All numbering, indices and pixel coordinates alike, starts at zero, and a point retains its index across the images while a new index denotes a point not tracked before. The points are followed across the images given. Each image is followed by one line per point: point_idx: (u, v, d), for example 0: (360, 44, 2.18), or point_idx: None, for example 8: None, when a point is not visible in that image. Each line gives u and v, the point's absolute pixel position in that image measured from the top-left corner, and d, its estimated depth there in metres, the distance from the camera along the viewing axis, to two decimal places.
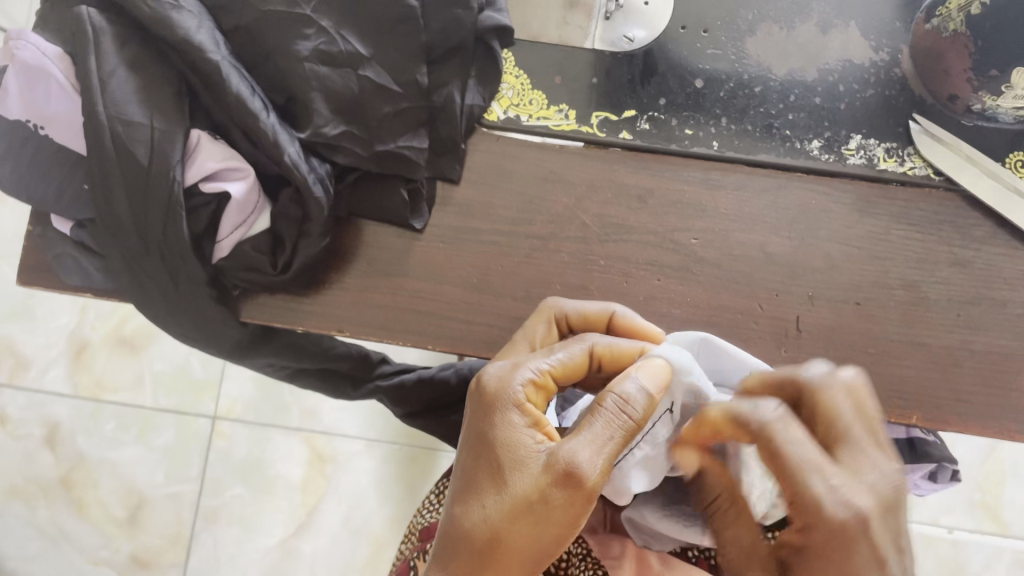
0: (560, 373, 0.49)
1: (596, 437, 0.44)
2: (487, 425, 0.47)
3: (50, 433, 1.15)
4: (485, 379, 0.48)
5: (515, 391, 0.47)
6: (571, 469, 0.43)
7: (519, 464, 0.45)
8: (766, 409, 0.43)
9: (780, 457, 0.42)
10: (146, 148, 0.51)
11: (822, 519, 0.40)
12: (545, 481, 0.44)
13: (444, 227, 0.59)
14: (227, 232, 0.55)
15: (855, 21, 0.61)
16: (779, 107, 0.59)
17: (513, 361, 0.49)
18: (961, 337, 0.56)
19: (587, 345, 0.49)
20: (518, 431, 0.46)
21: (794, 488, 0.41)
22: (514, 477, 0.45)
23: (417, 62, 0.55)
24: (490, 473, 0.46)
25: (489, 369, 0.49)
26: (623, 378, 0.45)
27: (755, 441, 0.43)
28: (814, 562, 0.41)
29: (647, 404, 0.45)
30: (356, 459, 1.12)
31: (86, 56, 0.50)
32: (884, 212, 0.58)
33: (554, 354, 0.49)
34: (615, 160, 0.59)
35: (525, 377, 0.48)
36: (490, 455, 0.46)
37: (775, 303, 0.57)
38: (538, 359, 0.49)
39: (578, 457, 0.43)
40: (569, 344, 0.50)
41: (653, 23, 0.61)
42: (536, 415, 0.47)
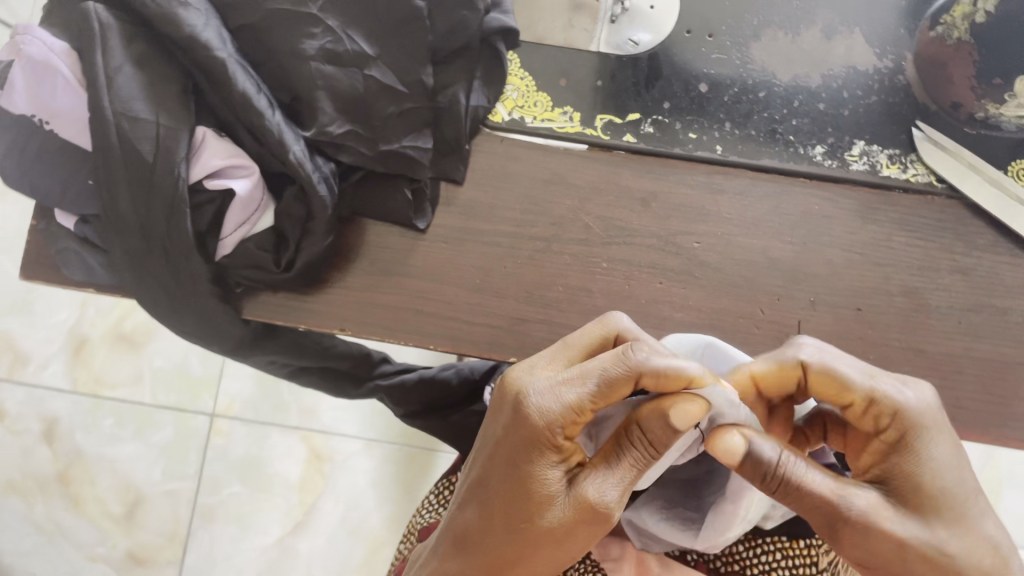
0: (602, 402, 0.45)
1: (623, 478, 0.45)
2: (517, 453, 0.46)
3: (48, 428, 1.15)
4: (523, 408, 0.45)
5: (553, 429, 0.45)
6: (598, 510, 0.44)
7: (547, 499, 0.45)
8: (800, 347, 0.47)
9: (833, 373, 0.46)
10: (151, 145, 0.51)
11: (896, 412, 0.44)
12: (574, 519, 0.45)
13: (447, 227, 0.59)
14: (230, 230, 0.55)
15: (860, 28, 0.61)
16: (783, 112, 0.60)
17: (552, 390, 0.45)
18: (962, 344, 0.56)
19: (631, 371, 0.44)
20: (549, 467, 0.45)
21: (862, 395, 0.45)
22: (542, 512, 0.45)
23: (423, 62, 0.56)
24: (517, 503, 0.46)
25: (529, 397, 0.45)
26: (658, 421, 0.44)
27: (812, 375, 0.46)
28: (903, 449, 0.44)
29: (670, 441, 0.44)
30: (354, 458, 1.12)
31: (92, 53, 0.51)
32: (887, 218, 0.58)
33: (592, 382, 0.45)
34: (619, 163, 0.60)
35: (563, 413, 0.45)
36: (516, 485, 0.46)
37: (777, 308, 0.57)
38: (576, 385, 0.45)
39: (604, 497, 0.44)
40: (611, 368, 0.45)
41: (658, 28, 0.61)
42: (567, 448, 0.46)
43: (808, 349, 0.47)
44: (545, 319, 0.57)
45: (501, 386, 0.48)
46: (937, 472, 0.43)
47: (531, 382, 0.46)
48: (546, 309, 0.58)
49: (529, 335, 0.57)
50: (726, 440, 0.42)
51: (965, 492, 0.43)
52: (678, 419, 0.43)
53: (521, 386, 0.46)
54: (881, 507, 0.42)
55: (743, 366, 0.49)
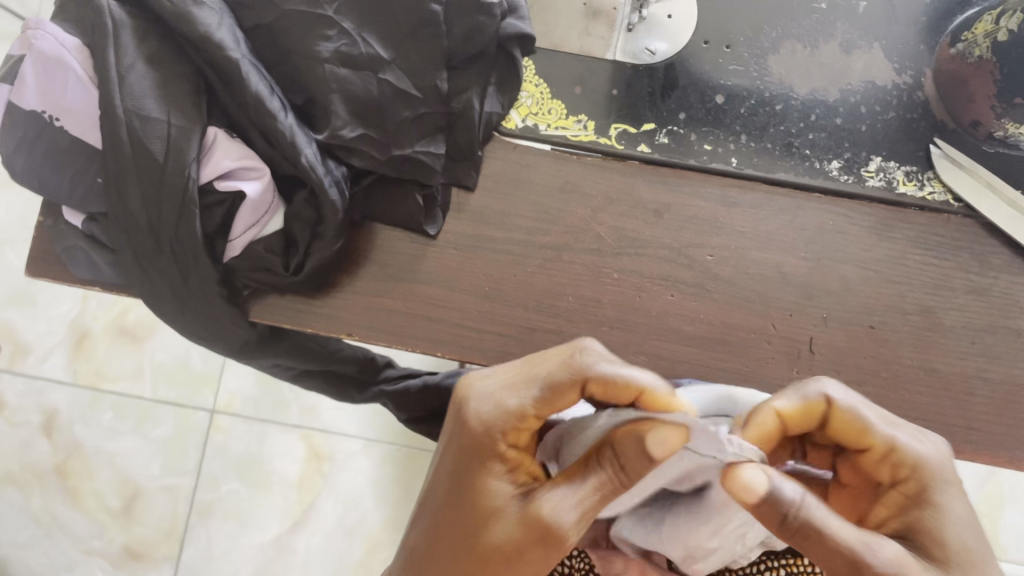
0: (546, 408, 0.45)
1: (579, 492, 0.42)
2: (463, 463, 0.46)
3: (47, 420, 1.14)
4: (467, 418, 0.46)
5: (492, 437, 0.45)
6: (546, 522, 0.42)
7: (494, 510, 0.44)
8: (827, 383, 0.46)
9: (859, 415, 0.44)
10: (162, 144, 0.51)
11: (918, 464, 0.43)
12: (520, 533, 0.43)
13: (458, 234, 0.58)
14: (240, 231, 0.54)
15: (880, 43, 0.60)
16: (800, 126, 0.59)
17: (495, 398, 0.46)
18: (975, 364, 0.56)
19: (578, 375, 0.45)
20: (493, 479, 0.45)
21: (885, 442, 0.44)
22: (489, 523, 0.44)
23: (438, 67, 0.55)
24: (465, 515, 0.45)
25: (472, 405, 0.46)
26: (629, 440, 0.41)
27: (836, 415, 0.45)
28: (926, 498, 0.42)
29: (644, 467, 0.40)
30: (353, 458, 1.12)
31: (104, 49, 0.50)
32: (902, 235, 0.58)
33: (536, 387, 0.45)
34: (633, 173, 0.59)
35: (503, 420, 0.45)
36: (464, 497, 0.45)
37: (788, 324, 0.56)
38: (519, 391, 0.46)
39: (556, 513, 0.42)
40: (556, 374, 0.45)
41: (675, 37, 0.61)
42: (516, 463, 0.45)
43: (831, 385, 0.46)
44: (555, 329, 0.57)
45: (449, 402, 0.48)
46: (958, 524, 0.42)
47: (476, 389, 0.47)
48: (556, 319, 0.57)
49: (539, 344, 0.57)
50: (746, 474, 0.38)
51: (986, 550, 0.41)
52: (655, 445, 0.39)
53: (465, 393, 0.47)
54: (908, 563, 0.39)
55: (765, 403, 0.45)
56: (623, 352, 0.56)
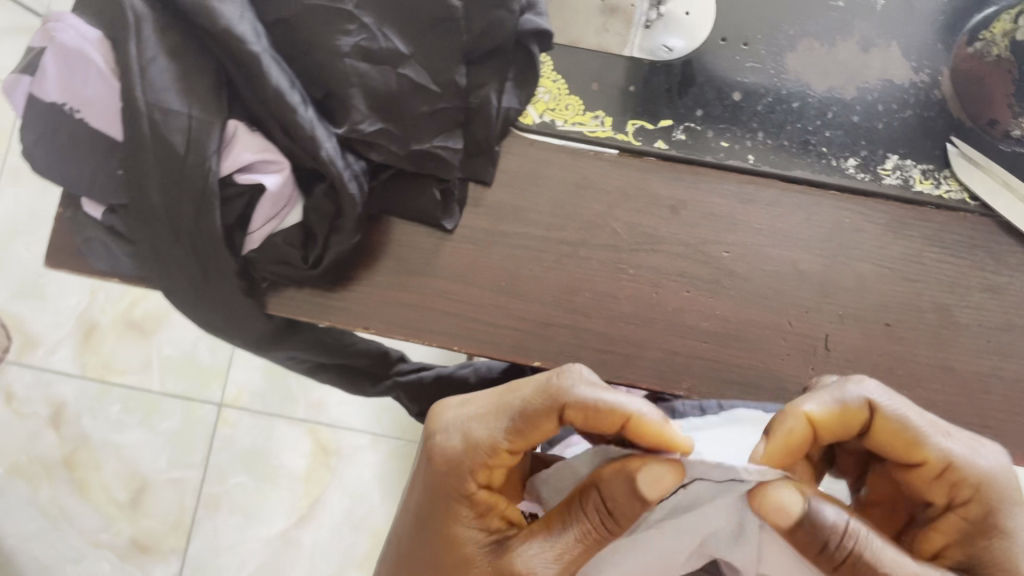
0: (520, 442, 0.46)
1: (556, 545, 0.44)
2: (435, 504, 0.48)
3: (55, 413, 1.14)
4: (440, 459, 0.47)
5: (464, 481, 0.46)
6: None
7: (467, 559, 0.46)
8: (869, 390, 0.46)
9: (910, 427, 0.45)
10: (183, 137, 0.51)
11: (979, 484, 0.45)
12: None
13: (474, 229, 0.59)
14: (259, 225, 0.55)
15: (897, 41, 0.61)
16: (817, 123, 0.59)
17: (467, 435, 0.47)
18: (989, 363, 0.56)
19: (553, 405, 0.45)
20: (467, 524, 0.47)
21: (941, 458, 0.45)
22: (464, 573, 0.46)
23: (456, 62, 0.55)
24: (441, 560, 0.47)
25: (444, 446, 0.47)
26: (619, 480, 0.42)
27: (882, 425, 0.45)
28: (987, 524, 0.45)
29: (631, 510, 0.42)
30: (360, 452, 1.12)
31: (126, 43, 0.50)
32: (918, 234, 0.58)
33: (510, 420, 0.46)
34: (650, 169, 0.59)
35: (473, 458, 0.46)
36: (438, 541, 0.47)
37: (804, 321, 0.57)
38: (493, 426, 0.46)
39: (531, 566, 0.44)
40: (530, 405, 0.45)
41: (692, 35, 0.61)
42: (488, 504, 0.47)
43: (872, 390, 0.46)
44: (570, 324, 0.57)
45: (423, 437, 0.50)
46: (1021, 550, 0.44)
47: (448, 420, 0.48)
48: (572, 314, 0.57)
49: (555, 339, 0.57)
50: (781, 499, 0.41)
51: None
52: (645, 485, 0.41)
53: (438, 426, 0.48)
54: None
55: (795, 406, 0.45)
56: (638, 348, 0.57)
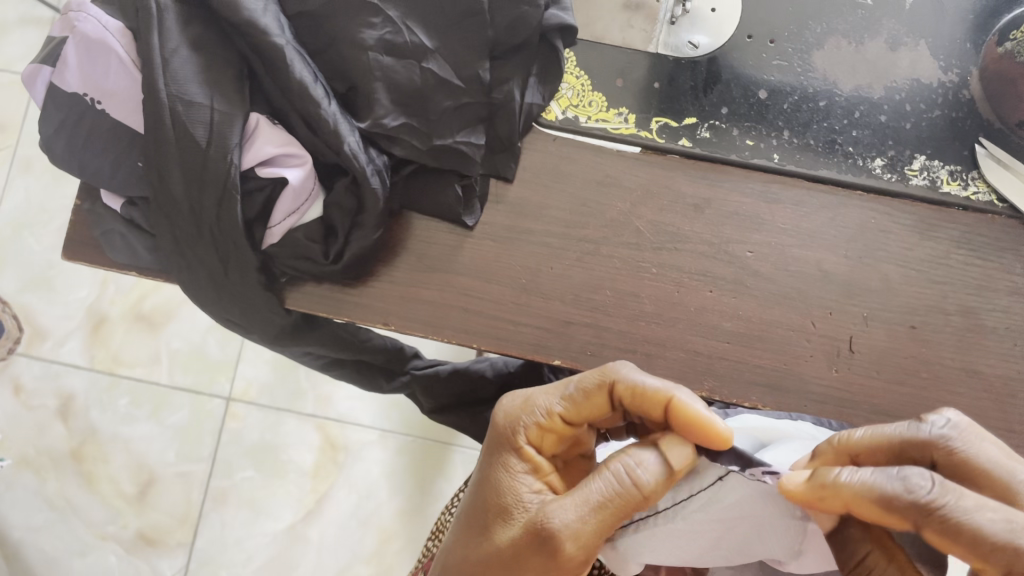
0: (573, 412, 0.46)
1: (579, 496, 0.42)
2: (486, 462, 0.48)
3: (64, 404, 1.14)
4: (497, 418, 0.48)
5: (514, 436, 0.47)
6: (541, 523, 0.43)
7: (500, 511, 0.45)
8: (919, 488, 0.37)
9: (957, 536, 0.36)
10: (205, 129, 0.50)
11: None
12: (523, 535, 0.43)
13: (496, 226, 0.58)
14: (280, 219, 0.54)
15: (926, 40, 0.60)
16: (843, 122, 0.59)
17: (525, 397, 0.48)
18: (1016, 367, 0.55)
19: (607, 384, 0.45)
20: (509, 478, 0.46)
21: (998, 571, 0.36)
22: (496, 525, 0.45)
23: (481, 57, 0.55)
24: (477, 513, 0.47)
25: (504, 406, 0.49)
26: (647, 451, 0.44)
27: (926, 531, 0.37)
28: None
29: (652, 474, 0.43)
30: (369, 448, 1.12)
31: (148, 33, 0.50)
32: (946, 235, 0.57)
33: (566, 392, 0.46)
34: (674, 167, 0.59)
35: (526, 415, 0.47)
36: (480, 495, 0.47)
37: (829, 322, 0.56)
38: (549, 397, 0.47)
39: (552, 511, 0.43)
40: (587, 381, 0.46)
41: (717, 32, 0.60)
42: (536, 465, 0.47)
43: (921, 487, 0.37)
44: (592, 323, 0.57)
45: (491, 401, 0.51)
46: None
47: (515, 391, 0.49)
48: (593, 312, 0.57)
49: (576, 338, 0.56)
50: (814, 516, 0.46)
51: None
52: (669, 454, 0.43)
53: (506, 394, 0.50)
54: None
55: (823, 476, 0.40)
56: (660, 347, 0.56)
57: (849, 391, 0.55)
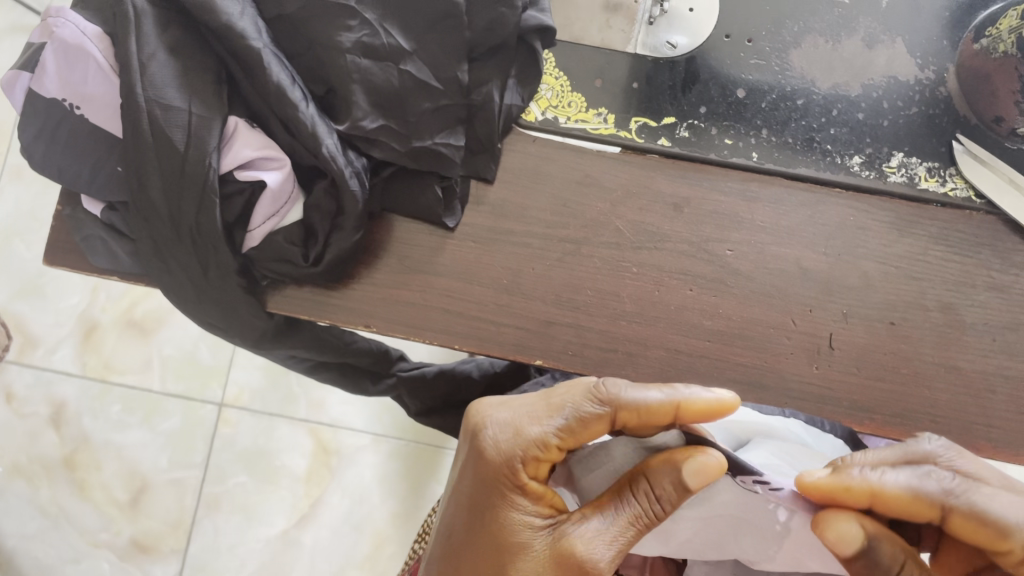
0: (570, 439, 0.46)
1: (616, 531, 0.44)
2: (484, 497, 0.47)
3: (56, 412, 1.14)
4: (483, 446, 0.47)
5: (511, 469, 0.46)
6: (584, 566, 0.44)
7: (523, 555, 0.46)
8: (944, 479, 0.44)
9: (987, 514, 0.42)
10: (184, 133, 0.50)
11: None
12: (553, 572, 0.45)
13: (477, 227, 0.58)
14: (259, 223, 0.54)
15: (902, 37, 0.60)
16: (821, 120, 0.59)
17: (514, 427, 0.47)
18: (995, 363, 0.56)
19: (605, 409, 0.45)
20: (518, 513, 0.46)
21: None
22: (515, 564, 0.46)
23: (459, 59, 0.55)
24: (492, 555, 0.46)
25: (488, 435, 0.47)
26: (665, 470, 0.44)
27: (953, 517, 0.43)
28: None
29: (677, 499, 0.44)
30: (361, 453, 1.12)
31: (126, 37, 0.50)
32: (925, 232, 0.57)
33: (562, 420, 0.46)
34: (654, 166, 0.59)
35: (524, 449, 0.46)
36: (490, 534, 0.47)
37: (809, 319, 0.56)
38: (542, 427, 0.46)
39: (594, 553, 0.44)
40: (582, 407, 0.46)
41: (696, 32, 0.61)
42: (538, 491, 0.46)
43: (945, 477, 0.44)
44: (572, 322, 0.57)
45: (464, 419, 0.49)
46: None
47: (492, 418, 0.48)
48: (574, 312, 0.57)
49: (556, 338, 0.57)
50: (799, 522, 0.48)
51: None
52: (689, 474, 0.43)
53: (482, 423, 0.48)
54: None
55: (845, 473, 0.44)
56: (641, 346, 0.56)
57: (829, 388, 0.55)
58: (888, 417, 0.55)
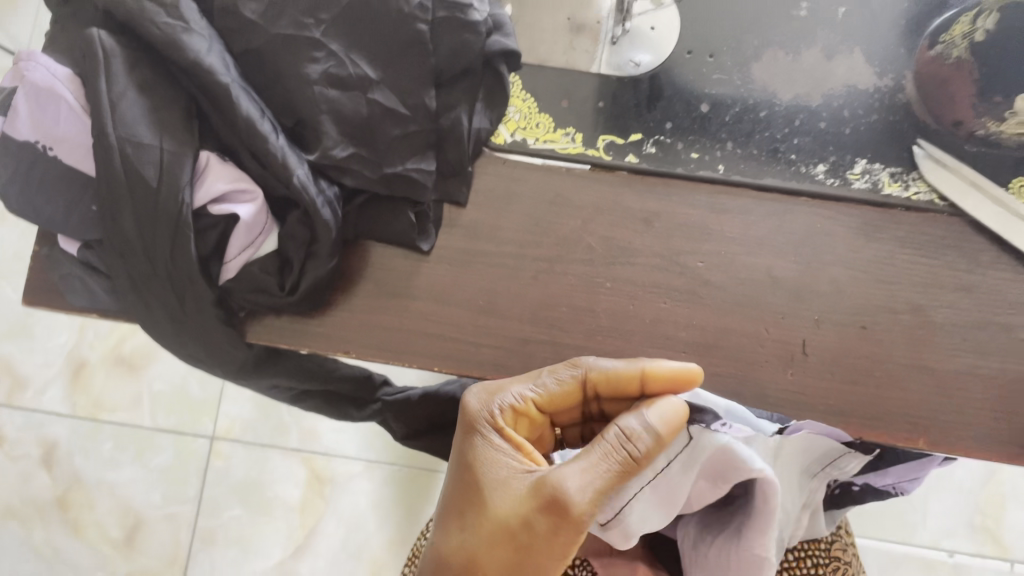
0: (545, 399, 0.52)
1: (591, 466, 0.47)
2: (478, 445, 0.51)
3: (47, 453, 1.14)
4: (466, 402, 0.52)
5: (489, 416, 0.51)
6: (556, 499, 0.46)
7: (505, 491, 0.49)
8: None
9: None
10: (156, 169, 0.51)
11: None
12: (526, 508, 0.47)
13: (451, 249, 0.59)
14: (235, 254, 0.55)
15: (859, 47, 0.62)
16: (784, 131, 0.60)
17: (496, 386, 0.52)
18: (969, 362, 0.56)
19: (578, 372, 0.51)
20: (496, 457, 0.50)
21: None
22: (492, 502, 0.49)
23: (426, 86, 0.56)
24: (473, 497, 0.50)
25: (470, 392, 0.53)
26: (632, 415, 0.48)
27: None
28: None
29: (649, 441, 0.47)
30: (354, 480, 1.11)
31: (96, 78, 0.51)
32: (891, 236, 0.58)
33: (540, 382, 0.52)
34: (623, 183, 0.60)
35: (506, 403, 0.51)
36: (478, 477, 0.50)
37: (782, 326, 0.57)
38: (522, 386, 0.52)
39: (566, 485, 0.46)
40: (559, 371, 0.52)
41: (659, 48, 0.62)
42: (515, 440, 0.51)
43: None
44: (549, 339, 0.57)
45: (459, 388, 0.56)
46: None
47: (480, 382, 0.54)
48: (550, 329, 0.57)
49: (534, 355, 0.57)
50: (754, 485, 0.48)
51: None
52: (656, 420, 0.47)
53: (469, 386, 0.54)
54: None
55: None
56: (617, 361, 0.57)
57: (803, 394, 0.56)
58: (865, 420, 0.55)
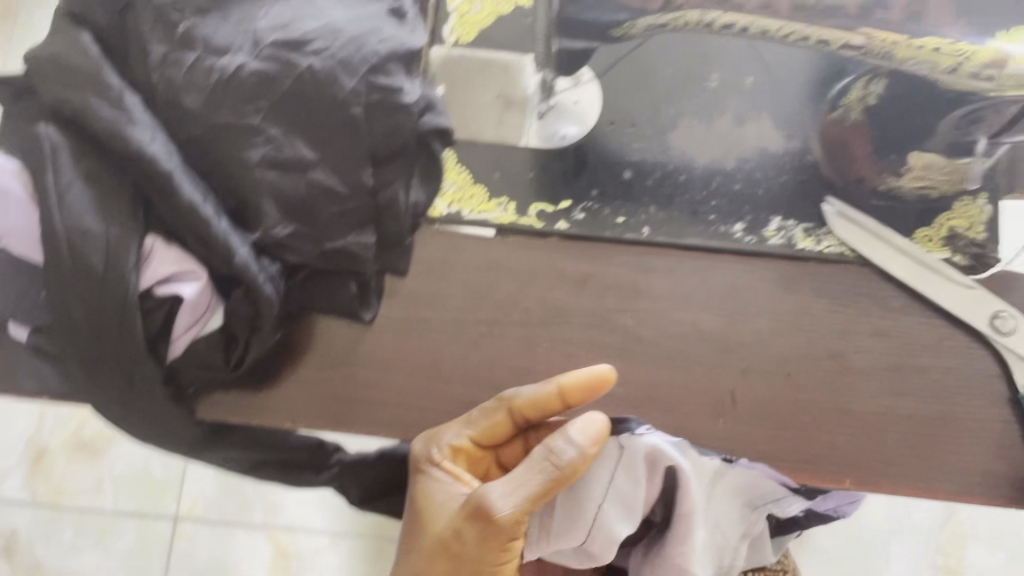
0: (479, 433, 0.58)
1: (512, 483, 0.55)
2: (425, 487, 0.61)
3: (7, 544, 1.12)
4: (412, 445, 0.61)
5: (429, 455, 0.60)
6: (480, 509, 0.55)
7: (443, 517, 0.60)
8: None
9: None
10: (102, 256, 0.53)
11: None
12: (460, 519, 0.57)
13: (393, 318, 0.61)
14: (181, 332, 0.57)
15: (768, 113, 0.66)
16: (703, 193, 0.64)
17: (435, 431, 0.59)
18: (886, 403, 0.59)
19: (502, 400, 0.57)
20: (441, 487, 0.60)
21: None
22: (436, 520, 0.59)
23: (363, 165, 0.59)
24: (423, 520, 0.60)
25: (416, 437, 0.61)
26: (560, 436, 0.55)
27: None
28: None
29: (571, 454, 0.54)
30: (321, 555, 1.11)
31: (44, 172, 0.53)
32: (809, 288, 0.62)
33: (471, 417, 0.58)
34: (554, 248, 0.63)
35: (444, 444, 0.59)
36: (422, 509, 0.61)
37: (711, 378, 0.60)
38: (455, 428, 0.59)
39: (490, 496, 0.55)
40: (488, 405, 0.58)
41: (583, 120, 0.67)
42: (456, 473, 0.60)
43: None
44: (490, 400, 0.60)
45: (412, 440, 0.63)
46: None
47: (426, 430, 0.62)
48: (490, 390, 0.60)
49: None
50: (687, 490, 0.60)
51: None
52: (580, 437, 0.54)
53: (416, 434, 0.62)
54: None
55: None
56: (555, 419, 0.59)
57: (732, 442, 0.59)
58: (791, 463, 0.59)
